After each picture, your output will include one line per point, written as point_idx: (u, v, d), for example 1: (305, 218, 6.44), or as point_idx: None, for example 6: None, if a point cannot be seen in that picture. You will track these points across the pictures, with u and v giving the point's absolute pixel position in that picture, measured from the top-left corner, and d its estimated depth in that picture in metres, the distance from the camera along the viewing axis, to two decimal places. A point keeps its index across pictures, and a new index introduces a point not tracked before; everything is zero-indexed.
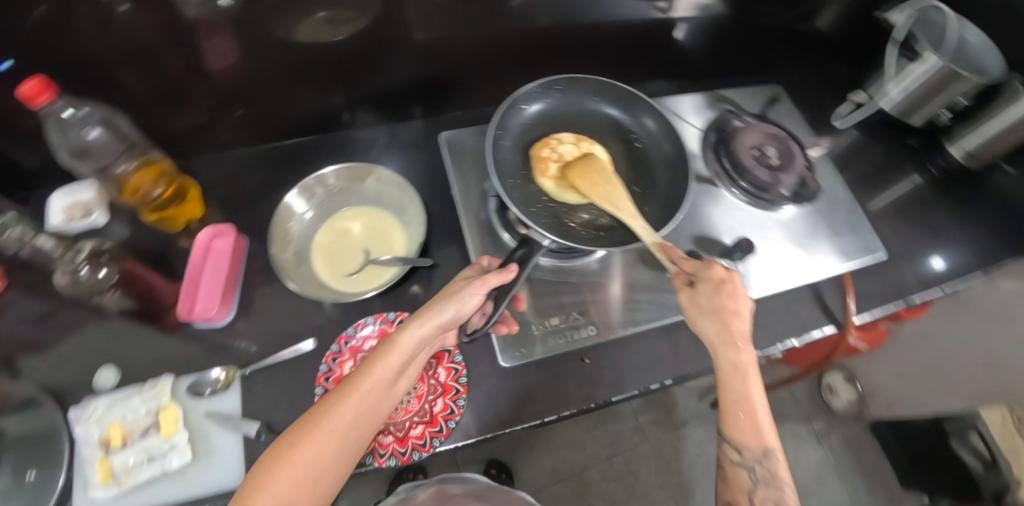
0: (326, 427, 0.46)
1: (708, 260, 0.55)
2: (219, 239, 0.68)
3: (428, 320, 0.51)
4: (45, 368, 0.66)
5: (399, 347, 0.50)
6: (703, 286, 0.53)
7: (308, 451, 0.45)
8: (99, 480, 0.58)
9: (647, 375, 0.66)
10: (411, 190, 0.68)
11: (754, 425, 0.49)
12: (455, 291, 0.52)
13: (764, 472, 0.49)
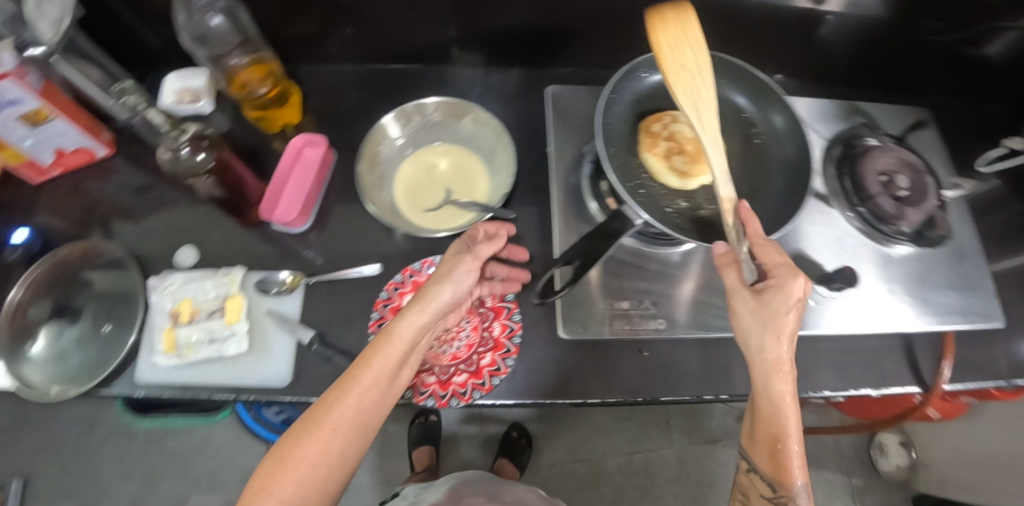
0: (327, 424, 0.45)
1: (783, 273, 0.46)
2: (310, 148, 0.69)
3: (428, 307, 0.49)
4: (144, 235, 0.72)
5: (399, 337, 0.48)
6: (769, 296, 0.45)
7: (312, 452, 0.44)
8: (164, 347, 0.61)
9: (705, 383, 0.61)
10: (505, 139, 0.65)
11: (783, 460, 0.46)
12: (447, 272, 0.50)
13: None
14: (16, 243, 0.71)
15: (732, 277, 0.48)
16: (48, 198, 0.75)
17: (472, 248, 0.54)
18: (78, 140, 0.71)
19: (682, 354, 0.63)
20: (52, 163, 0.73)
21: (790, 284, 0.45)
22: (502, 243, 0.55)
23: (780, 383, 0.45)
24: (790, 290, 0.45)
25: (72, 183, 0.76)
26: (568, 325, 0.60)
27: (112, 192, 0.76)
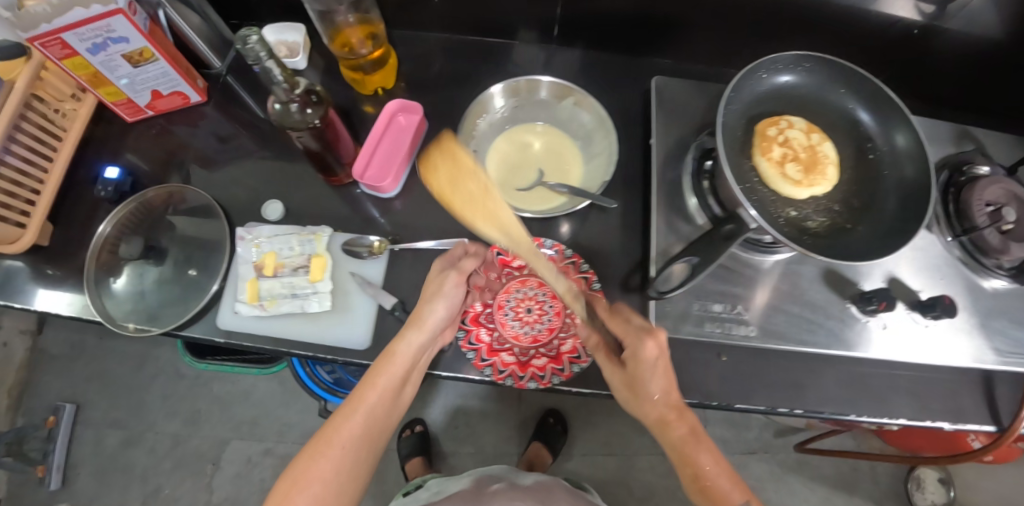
0: (337, 435, 0.52)
1: (643, 331, 0.54)
2: (405, 114, 0.68)
3: (423, 327, 0.54)
4: (232, 187, 0.73)
5: (398, 356, 0.54)
6: (630, 363, 0.53)
7: (326, 468, 0.51)
8: (247, 298, 0.62)
9: (775, 395, 0.63)
10: (608, 126, 0.62)
11: (721, 491, 0.53)
12: (436, 290, 0.56)
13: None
14: (108, 180, 0.71)
15: (607, 357, 0.57)
16: (141, 140, 0.77)
17: (455, 263, 0.59)
18: (175, 84, 0.72)
19: (757, 366, 0.63)
20: (147, 105, 0.74)
21: (643, 349, 0.52)
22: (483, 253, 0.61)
23: (676, 429, 0.54)
24: (642, 352, 0.52)
25: (164, 127, 0.77)
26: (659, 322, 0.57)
27: (202, 140, 0.77)
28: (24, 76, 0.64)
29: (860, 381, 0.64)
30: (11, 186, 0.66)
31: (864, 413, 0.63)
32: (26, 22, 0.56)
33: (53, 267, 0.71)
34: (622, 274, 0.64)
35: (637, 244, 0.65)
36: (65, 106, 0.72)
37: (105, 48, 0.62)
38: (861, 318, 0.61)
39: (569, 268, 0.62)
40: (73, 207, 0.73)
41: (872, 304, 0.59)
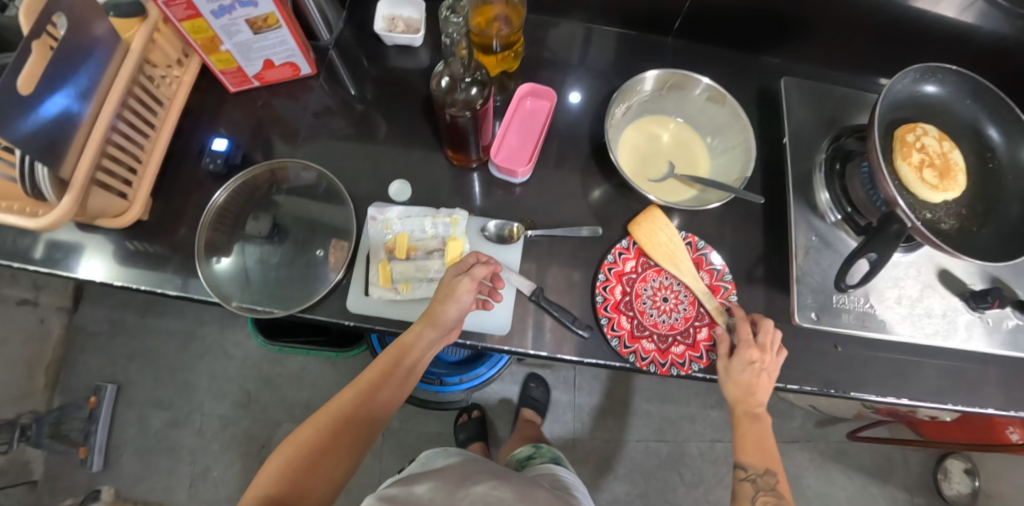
0: (330, 416, 0.53)
1: (754, 337, 0.58)
2: (532, 99, 0.68)
3: (432, 320, 0.54)
4: (343, 164, 0.71)
5: (404, 344, 0.55)
6: (731, 358, 0.58)
7: (314, 433, 0.52)
8: (379, 280, 0.60)
9: (888, 386, 0.63)
10: (742, 121, 0.63)
11: (765, 452, 0.59)
12: (446, 293, 0.54)
13: (764, 483, 0.57)
14: (215, 152, 0.68)
15: (724, 346, 0.59)
16: (240, 112, 0.74)
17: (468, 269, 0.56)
18: (290, 54, 0.69)
19: (872, 358, 0.64)
20: (255, 75, 0.71)
21: (746, 353, 0.57)
22: (498, 263, 0.57)
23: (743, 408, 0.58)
24: (745, 355, 0.57)
25: (267, 101, 0.74)
26: (804, 312, 0.59)
27: (306, 115, 0.74)
28: (143, 36, 0.59)
29: (973, 375, 0.65)
30: (122, 155, 0.61)
31: (958, 402, 0.64)
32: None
33: (146, 242, 0.66)
34: (746, 266, 0.65)
35: (761, 238, 0.66)
36: (171, 72, 0.68)
37: (230, 11, 0.59)
38: (970, 313, 0.62)
39: (701, 259, 0.63)
40: (165, 179, 0.69)
41: (986, 302, 0.60)
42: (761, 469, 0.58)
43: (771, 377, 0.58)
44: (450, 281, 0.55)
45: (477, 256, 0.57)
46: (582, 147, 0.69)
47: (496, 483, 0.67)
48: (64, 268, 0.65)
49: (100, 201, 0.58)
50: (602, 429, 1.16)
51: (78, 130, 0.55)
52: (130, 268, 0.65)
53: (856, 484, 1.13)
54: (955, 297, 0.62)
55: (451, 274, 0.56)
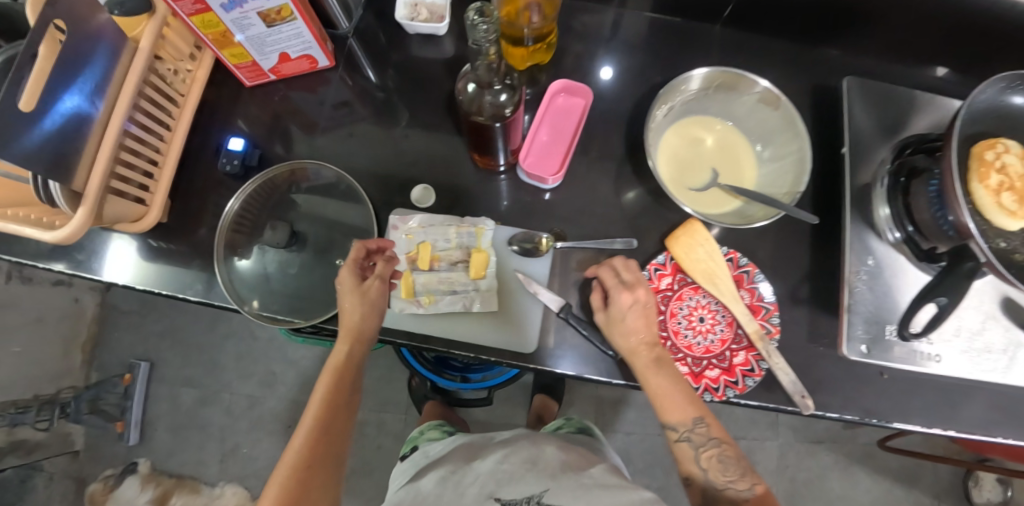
0: (291, 461, 0.51)
1: (626, 278, 0.55)
2: (563, 97, 0.64)
3: (352, 335, 0.54)
4: (363, 163, 0.68)
5: (338, 365, 0.55)
6: (608, 308, 0.55)
7: (283, 481, 0.50)
8: (402, 293, 0.58)
9: (934, 416, 0.59)
10: (798, 128, 0.57)
11: (683, 400, 0.52)
12: (355, 301, 0.53)
13: (699, 438, 0.52)
14: (231, 152, 0.65)
15: (596, 298, 0.56)
16: (258, 107, 0.71)
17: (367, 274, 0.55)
18: (306, 47, 0.65)
19: (920, 386, 0.60)
20: (271, 68, 0.67)
21: (620, 296, 0.54)
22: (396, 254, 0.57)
23: (644, 357, 0.52)
24: (620, 299, 0.54)
25: (285, 95, 0.71)
26: (853, 344, 0.55)
27: (326, 110, 0.70)
28: (150, 34, 0.56)
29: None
30: (136, 160, 0.59)
31: (1010, 437, 0.59)
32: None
33: (167, 242, 0.65)
34: (790, 285, 0.61)
35: (808, 254, 0.62)
36: (183, 67, 0.65)
37: (240, 3, 0.54)
38: None
39: (742, 277, 0.59)
40: (184, 176, 0.67)
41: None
42: (690, 422, 0.52)
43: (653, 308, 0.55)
44: (356, 289, 0.54)
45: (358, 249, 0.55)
46: (619, 150, 0.64)
47: (500, 454, 0.68)
48: (90, 265, 0.65)
49: (116, 211, 0.58)
50: (622, 423, 1.16)
51: (87, 140, 0.53)
52: (151, 267, 0.64)
53: (881, 487, 1.11)
54: (1020, 329, 0.57)
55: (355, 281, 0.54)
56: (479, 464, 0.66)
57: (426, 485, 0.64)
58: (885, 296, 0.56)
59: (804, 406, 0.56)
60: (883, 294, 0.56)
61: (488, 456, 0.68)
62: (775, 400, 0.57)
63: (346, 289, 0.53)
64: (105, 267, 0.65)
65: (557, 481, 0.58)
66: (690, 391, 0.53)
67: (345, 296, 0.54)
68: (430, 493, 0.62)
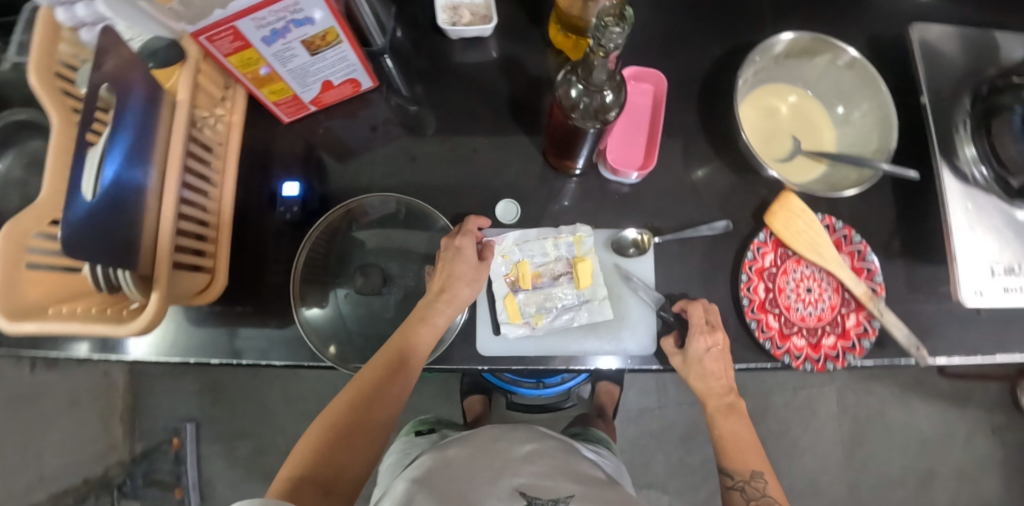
0: (336, 417, 0.48)
1: (709, 321, 0.54)
2: (635, 87, 0.61)
3: (443, 296, 0.53)
4: (425, 186, 0.64)
5: (416, 329, 0.52)
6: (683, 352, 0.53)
7: (324, 429, 0.48)
8: (509, 317, 0.57)
9: None
10: (878, 84, 0.57)
11: (745, 453, 0.53)
12: (456, 262, 0.54)
13: (755, 492, 0.51)
14: (288, 199, 0.61)
15: (671, 342, 0.55)
16: (299, 142, 0.66)
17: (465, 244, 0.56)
18: (351, 70, 0.60)
19: (1016, 317, 0.60)
20: (313, 99, 0.63)
21: (699, 341, 0.52)
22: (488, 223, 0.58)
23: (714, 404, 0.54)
24: (696, 343, 0.52)
25: (328, 125, 0.66)
26: (968, 291, 0.56)
27: (375, 135, 0.66)
28: (187, 82, 0.52)
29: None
30: (193, 225, 0.54)
31: None
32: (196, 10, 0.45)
33: (234, 303, 0.61)
34: (881, 240, 0.61)
35: (896, 207, 0.62)
36: (216, 112, 0.59)
37: (284, 34, 0.50)
38: None
39: (841, 242, 0.59)
40: (238, 229, 0.62)
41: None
42: (748, 474, 0.52)
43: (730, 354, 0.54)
44: (465, 263, 0.54)
45: (470, 229, 0.56)
46: (693, 133, 0.63)
47: (539, 444, 0.54)
48: (118, 346, 0.60)
49: (183, 285, 0.53)
50: (686, 394, 1.19)
51: (145, 216, 0.48)
52: (206, 335, 0.60)
53: (934, 411, 1.17)
54: None
55: (467, 256, 0.55)
56: (515, 452, 0.52)
57: (456, 459, 0.50)
58: (984, 240, 0.57)
59: (921, 357, 0.56)
60: (976, 237, 0.57)
61: (529, 443, 0.54)
62: (888, 356, 0.58)
63: (452, 261, 0.54)
64: (132, 346, 0.60)
65: (596, 491, 0.47)
66: (758, 446, 0.54)
67: (451, 266, 0.54)
68: (461, 472, 0.47)
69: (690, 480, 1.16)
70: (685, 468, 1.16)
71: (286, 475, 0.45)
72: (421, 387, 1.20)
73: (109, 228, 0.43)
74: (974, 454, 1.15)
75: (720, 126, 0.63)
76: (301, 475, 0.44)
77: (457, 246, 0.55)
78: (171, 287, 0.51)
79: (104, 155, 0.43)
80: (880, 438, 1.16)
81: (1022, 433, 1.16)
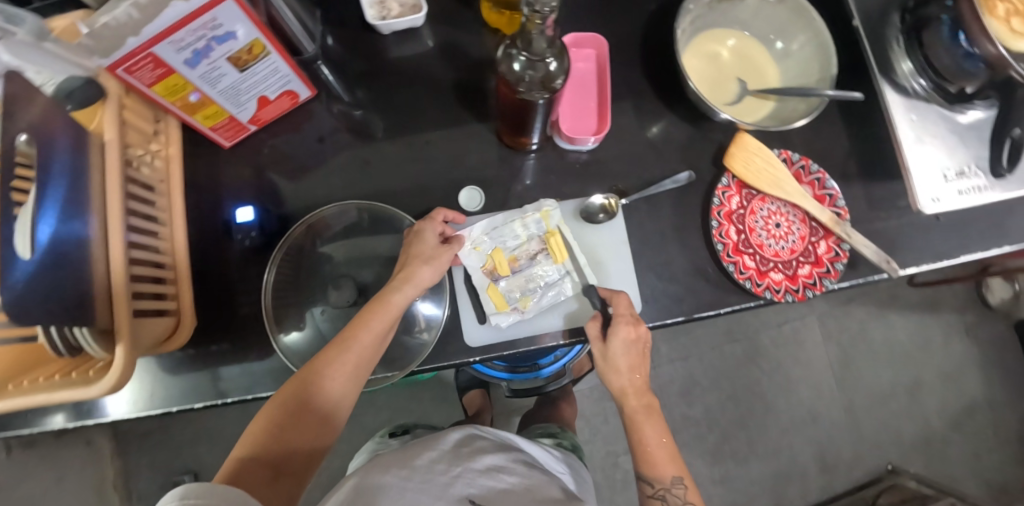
0: (290, 396, 0.48)
1: (633, 316, 0.54)
2: (577, 53, 0.61)
3: (412, 279, 0.52)
4: (383, 187, 0.63)
5: (385, 308, 0.51)
6: (607, 341, 0.53)
7: (277, 409, 0.47)
8: (495, 307, 0.57)
9: (993, 238, 0.63)
10: (809, 13, 0.58)
11: (661, 457, 0.54)
12: (427, 254, 0.54)
13: (674, 498, 0.53)
14: (243, 225, 0.60)
15: (594, 328, 0.54)
16: (244, 167, 0.63)
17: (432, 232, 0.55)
18: (285, 81, 0.58)
19: (971, 217, 0.63)
20: (252, 118, 0.60)
21: (623, 332, 0.52)
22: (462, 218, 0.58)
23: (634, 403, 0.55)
24: (621, 333, 0.53)
25: (273, 143, 0.64)
26: (925, 200, 0.58)
27: (323, 145, 0.64)
28: (112, 122, 0.49)
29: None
30: (147, 269, 0.51)
31: None
32: (108, 41, 0.42)
33: (208, 342, 0.58)
34: (835, 165, 0.63)
35: (846, 131, 0.63)
36: (151, 148, 0.56)
37: (207, 53, 0.47)
38: None
39: (800, 173, 0.60)
40: (198, 266, 0.59)
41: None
42: (668, 481, 0.54)
43: (648, 350, 0.55)
44: (424, 244, 0.54)
45: (434, 215, 0.56)
46: (642, 91, 0.63)
47: (498, 458, 0.52)
48: (95, 407, 0.57)
49: (149, 333, 0.51)
50: (678, 349, 1.21)
51: (96, 268, 0.46)
52: (184, 381, 0.57)
53: (911, 322, 1.22)
54: None
55: (427, 238, 0.55)
56: (474, 461, 0.50)
57: (416, 458, 0.46)
58: (932, 148, 0.59)
59: (892, 270, 0.58)
60: (926, 147, 0.59)
61: (488, 454, 0.52)
62: (862, 275, 0.59)
63: (412, 244, 0.55)
64: (111, 405, 0.57)
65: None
66: (675, 449, 0.55)
67: (410, 248, 0.55)
68: (418, 471, 0.44)
69: (696, 432, 1.19)
70: (690, 422, 1.19)
71: (236, 456, 0.46)
72: (419, 392, 1.19)
73: (61, 287, 0.41)
74: (953, 355, 1.21)
75: (666, 79, 0.63)
76: (250, 457, 0.45)
77: (417, 229, 0.56)
78: (136, 337, 0.48)
79: (36, 213, 0.39)
80: (866, 356, 1.21)
81: (993, 327, 1.23)
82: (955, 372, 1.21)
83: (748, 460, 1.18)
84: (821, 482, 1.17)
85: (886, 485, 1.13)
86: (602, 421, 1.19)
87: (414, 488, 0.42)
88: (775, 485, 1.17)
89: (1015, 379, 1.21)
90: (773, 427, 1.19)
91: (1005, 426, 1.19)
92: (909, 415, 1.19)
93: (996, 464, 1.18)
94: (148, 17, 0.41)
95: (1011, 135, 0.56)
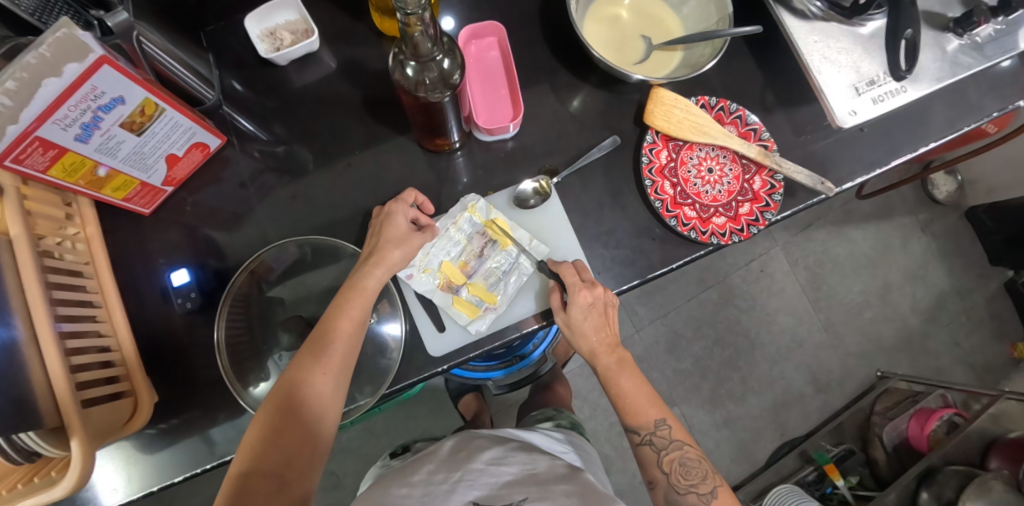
0: (282, 396, 0.48)
1: (588, 283, 0.55)
2: (478, 44, 0.60)
3: (383, 262, 0.53)
4: (316, 219, 0.62)
5: (360, 294, 0.52)
6: (569, 309, 0.55)
7: (270, 413, 0.47)
8: (468, 316, 0.57)
9: (914, 137, 0.64)
10: None
11: (642, 403, 0.58)
12: (402, 238, 0.54)
13: (661, 439, 0.57)
14: (181, 287, 0.57)
15: (557, 297, 0.56)
16: (172, 230, 0.61)
17: (403, 212, 0.55)
18: (191, 133, 0.56)
19: (891, 121, 0.64)
20: (166, 177, 0.58)
21: (580, 298, 0.54)
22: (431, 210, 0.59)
23: (605, 360, 0.58)
24: (579, 300, 0.54)
25: (195, 200, 0.62)
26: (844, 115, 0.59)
27: (247, 191, 0.62)
28: (15, 214, 0.45)
29: (995, 80, 0.66)
30: (90, 355, 0.49)
31: (970, 122, 0.65)
32: None
33: (176, 413, 0.57)
34: (751, 102, 0.64)
35: (756, 66, 0.65)
36: (67, 233, 0.54)
37: (97, 124, 0.45)
38: (959, 39, 0.60)
39: (721, 115, 0.60)
40: (146, 341, 0.58)
41: (972, 24, 0.58)
42: (653, 424, 0.57)
43: (609, 303, 0.57)
44: (396, 228, 0.54)
45: (405, 197, 0.56)
46: (550, 68, 0.63)
47: (499, 450, 0.55)
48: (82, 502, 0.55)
49: (105, 419, 0.49)
50: (657, 308, 1.23)
51: (33, 375, 0.43)
52: (163, 455, 0.56)
53: (869, 232, 1.26)
54: (939, 33, 0.61)
55: (398, 221, 0.55)
56: (475, 460, 0.52)
57: (414, 473, 0.50)
58: (841, 65, 0.60)
59: (828, 189, 0.59)
60: (836, 66, 0.60)
61: (488, 449, 0.55)
62: (801, 201, 0.61)
63: (382, 227, 0.55)
64: (101, 495, 0.55)
65: (544, 487, 0.48)
66: (651, 395, 0.59)
67: (382, 231, 0.55)
68: (418, 485, 0.48)
69: (691, 383, 1.21)
70: (683, 376, 1.21)
71: (236, 471, 0.45)
72: (416, 407, 1.19)
73: None
74: (914, 255, 1.25)
75: (572, 53, 0.63)
76: (250, 470, 0.44)
77: (387, 212, 0.55)
78: (92, 429, 0.47)
79: None
80: (834, 275, 1.24)
81: (946, 221, 1.27)
82: (920, 270, 1.25)
83: (746, 398, 1.20)
84: (818, 403, 1.20)
85: (879, 390, 1.17)
86: (599, 395, 1.21)
87: (416, 502, 0.46)
88: (775, 415, 1.20)
89: (975, 264, 1.25)
90: (762, 361, 1.22)
91: (975, 310, 1.24)
92: (886, 321, 1.23)
93: (974, 347, 1.22)
94: (22, 101, 0.38)
95: (904, 37, 0.57)
